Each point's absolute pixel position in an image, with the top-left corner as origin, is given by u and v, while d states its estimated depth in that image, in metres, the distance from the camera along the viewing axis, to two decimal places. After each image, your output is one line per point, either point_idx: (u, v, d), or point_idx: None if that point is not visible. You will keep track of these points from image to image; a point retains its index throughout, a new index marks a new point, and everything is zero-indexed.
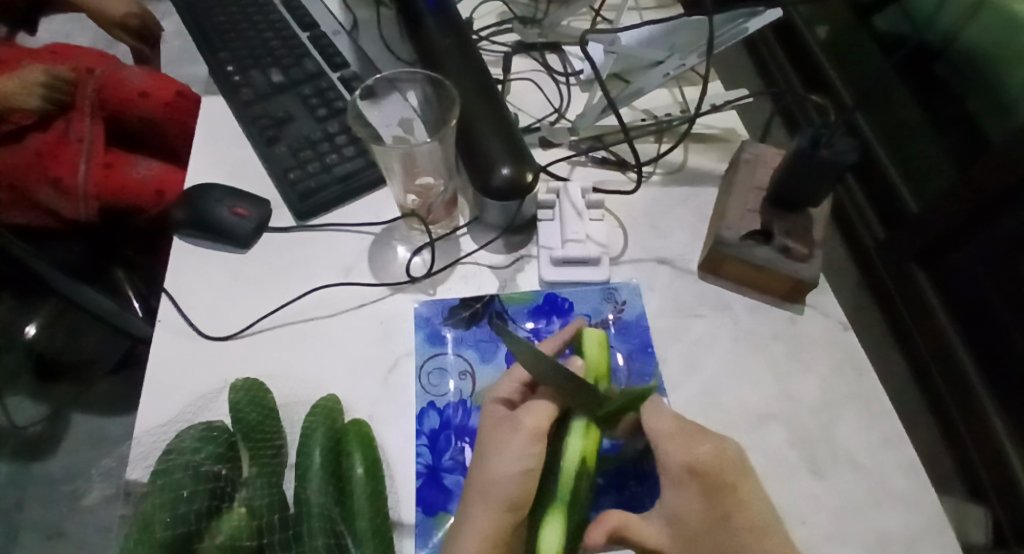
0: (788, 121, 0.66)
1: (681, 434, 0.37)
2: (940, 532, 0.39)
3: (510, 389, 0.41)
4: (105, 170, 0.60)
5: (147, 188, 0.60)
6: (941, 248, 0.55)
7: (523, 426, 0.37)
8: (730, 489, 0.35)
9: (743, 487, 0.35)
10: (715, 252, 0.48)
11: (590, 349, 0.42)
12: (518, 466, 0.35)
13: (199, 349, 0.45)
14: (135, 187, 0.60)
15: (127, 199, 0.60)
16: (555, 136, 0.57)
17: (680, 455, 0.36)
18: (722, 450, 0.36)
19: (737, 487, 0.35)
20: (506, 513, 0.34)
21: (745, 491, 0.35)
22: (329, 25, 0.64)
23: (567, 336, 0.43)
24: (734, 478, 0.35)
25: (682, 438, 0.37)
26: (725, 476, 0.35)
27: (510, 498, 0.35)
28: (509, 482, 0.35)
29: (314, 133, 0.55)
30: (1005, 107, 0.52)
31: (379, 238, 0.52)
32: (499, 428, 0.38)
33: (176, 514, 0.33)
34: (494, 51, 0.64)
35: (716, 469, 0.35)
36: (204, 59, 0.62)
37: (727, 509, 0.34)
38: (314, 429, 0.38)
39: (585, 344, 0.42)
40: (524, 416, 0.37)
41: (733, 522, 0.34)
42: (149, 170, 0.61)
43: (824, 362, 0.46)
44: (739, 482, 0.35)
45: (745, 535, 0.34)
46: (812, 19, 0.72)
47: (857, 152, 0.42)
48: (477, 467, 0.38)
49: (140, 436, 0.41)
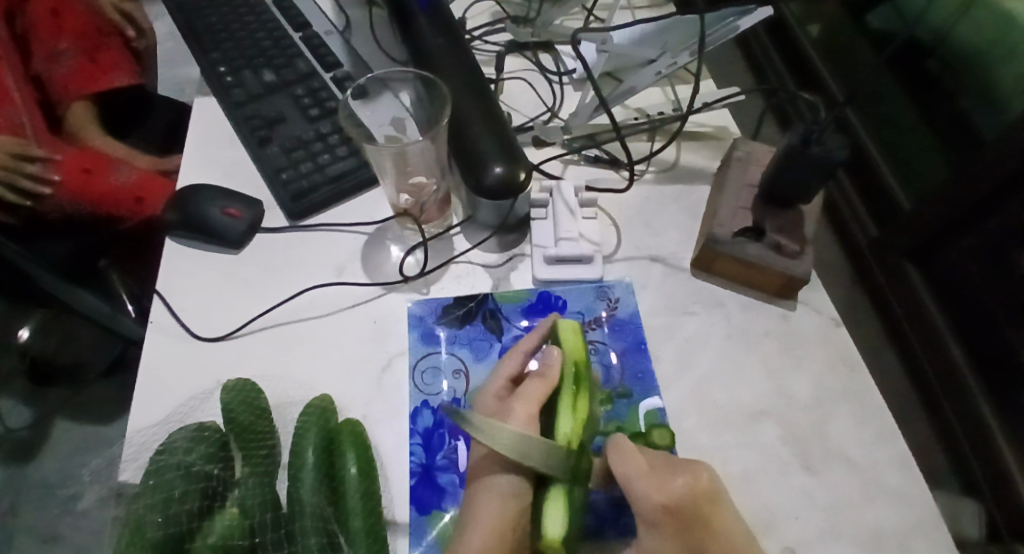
0: (780, 119, 0.67)
1: (651, 473, 0.35)
2: (934, 528, 0.39)
3: (496, 387, 0.41)
4: (83, 176, 0.61)
5: (127, 194, 0.61)
6: (934, 243, 0.56)
7: (515, 413, 0.37)
8: (705, 521, 0.34)
9: (717, 518, 0.34)
10: (708, 250, 0.48)
11: (567, 337, 0.41)
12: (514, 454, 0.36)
13: (192, 350, 0.45)
14: (116, 192, 0.62)
15: (108, 206, 0.61)
16: (548, 135, 0.57)
17: (653, 494, 0.34)
18: (694, 481, 0.35)
19: (711, 516, 0.34)
20: (508, 502, 0.35)
21: (718, 520, 0.34)
22: (322, 25, 0.64)
23: (543, 333, 0.43)
24: (709, 510, 0.34)
25: (654, 475, 0.35)
26: (700, 508, 0.34)
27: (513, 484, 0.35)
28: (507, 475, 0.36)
29: (306, 133, 0.55)
30: (999, 104, 0.53)
31: (372, 237, 0.52)
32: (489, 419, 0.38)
33: (167, 514, 0.33)
34: (487, 50, 0.64)
35: (689, 503, 0.34)
36: (196, 60, 0.61)
37: (700, 542, 0.33)
38: (306, 429, 0.37)
39: (562, 333, 0.42)
40: (515, 402, 0.38)
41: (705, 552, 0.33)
42: (130, 175, 0.62)
43: (817, 357, 0.46)
44: (713, 511, 0.34)
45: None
46: (804, 17, 0.72)
47: (847, 147, 0.42)
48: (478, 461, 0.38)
49: (133, 435, 0.41)
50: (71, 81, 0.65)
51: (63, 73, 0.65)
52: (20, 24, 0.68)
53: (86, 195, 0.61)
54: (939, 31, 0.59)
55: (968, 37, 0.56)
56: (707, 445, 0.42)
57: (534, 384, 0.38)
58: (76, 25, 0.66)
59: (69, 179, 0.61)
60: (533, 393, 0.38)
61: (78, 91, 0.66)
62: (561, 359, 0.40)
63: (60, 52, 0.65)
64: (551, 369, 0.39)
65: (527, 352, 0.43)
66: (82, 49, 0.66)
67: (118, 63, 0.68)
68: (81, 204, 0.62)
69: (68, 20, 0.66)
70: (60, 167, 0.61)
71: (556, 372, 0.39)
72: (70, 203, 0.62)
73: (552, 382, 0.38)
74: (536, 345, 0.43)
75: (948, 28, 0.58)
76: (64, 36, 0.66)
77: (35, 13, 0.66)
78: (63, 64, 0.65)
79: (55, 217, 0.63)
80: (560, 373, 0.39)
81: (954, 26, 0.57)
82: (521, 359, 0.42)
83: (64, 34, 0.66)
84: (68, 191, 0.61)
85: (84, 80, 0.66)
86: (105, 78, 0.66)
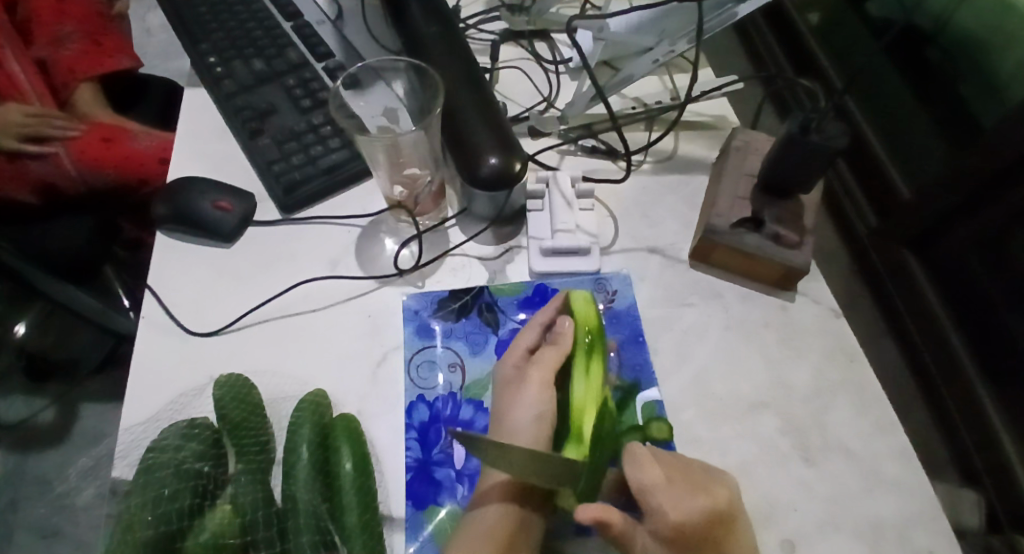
0: (779, 108, 0.67)
1: (667, 487, 0.35)
2: (933, 520, 0.39)
3: (515, 357, 0.42)
4: (103, 145, 0.62)
5: (150, 156, 0.63)
6: (934, 231, 0.56)
7: (529, 380, 0.41)
8: (714, 544, 0.34)
9: (728, 540, 0.35)
10: (706, 241, 0.47)
11: (578, 307, 0.43)
12: (532, 413, 0.39)
13: (184, 345, 0.44)
14: (138, 156, 0.63)
15: (131, 170, 0.62)
16: (544, 125, 0.56)
17: (668, 511, 0.34)
18: (713, 506, 0.35)
19: (721, 540, 0.34)
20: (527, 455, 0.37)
21: (728, 543, 0.34)
22: (313, 14, 0.63)
23: (557, 305, 0.44)
24: (720, 533, 0.35)
25: (672, 490, 0.35)
26: (711, 534, 0.34)
27: (528, 444, 0.38)
28: (525, 431, 0.39)
29: (298, 125, 0.54)
30: (998, 90, 0.53)
31: (366, 230, 0.51)
32: (509, 384, 0.41)
33: (158, 513, 0.33)
34: (481, 39, 0.63)
35: (701, 529, 0.34)
36: (186, 51, 0.61)
37: None
38: (301, 424, 0.37)
39: (574, 304, 0.44)
40: (531, 370, 0.41)
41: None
42: (149, 141, 0.64)
43: (817, 349, 0.45)
44: (724, 533, 0.35)
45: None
46: (802, 5, 0.72)
47: (848, 135, 0.42)
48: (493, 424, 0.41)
49: (122, 433, 0.40)
50: (76, 63, 0.64)
51: (69, 56, 0.64)
52: (20, 12, 0.68)
53: (108, 163, 0.62)
54: (941, 17, 0.58)
55: (966, 26, 0.55)
56: (705, 438, 0.41)
57: (548, 351, 0.42)
58: (80, 12, 0.66)
59: (89, 151, 0.62)
60: (548, 358, 0.42)
61: (83, 73, 0.64)
62: (572, 328, 0.42)
63: (65, 36, 0.65)
64: (564, 337, 0.43)
65: (542, 325, 0.44)
66: (86, 33, 0.65)
67: (121, 48, 0.67)
68: (102, 173, 0.62)
69: (71, 6, 0.67)
70: (79, 140, 0.62)
71: (569, 340, 0.42)
72: (92, 173, 0.62)
73: (565, 350, 0.42)
74: (550, 317, 0.44)
75: (948, 15, 0.57)
76: (68, 21, 0.65)
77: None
78: (67, 47, 0.64)
79: (72, 191, 0.64)
80: (573, 341, 0.42)
81: (954, 13, 0.57)
82: (536, 331, 0.44)
83: (68, 19, 0.65)
84: (89, 161, 0.62)
85: (91, 63, 0.64)
86: (110, 61, 0.65)
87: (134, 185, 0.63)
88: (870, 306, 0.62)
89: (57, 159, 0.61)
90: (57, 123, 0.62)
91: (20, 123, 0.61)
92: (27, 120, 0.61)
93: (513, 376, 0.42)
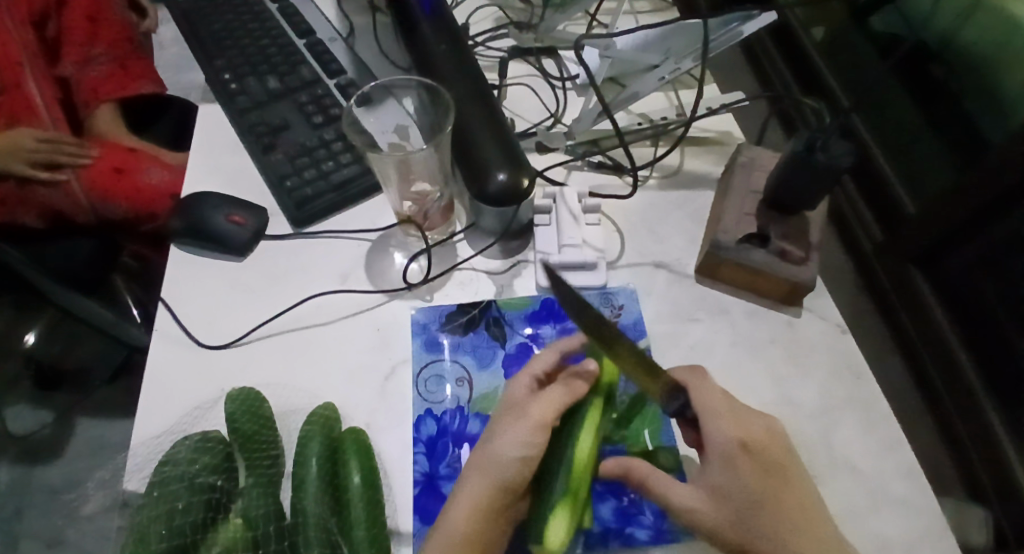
0: (784, 124, 0.67)
1: (731, 413, 0.38)
2: (941, 537, 0.39)
3: (524, 384, 0.41)
4: (116, 176, 0.62)
5: (160, 192, 0.62)
6: (939, 248, 0.57)
7: (530, 415, 0.38)
8: (777, 465, 0.37)
9: (791, 468, 0.37)
10: (712, 257, 0.48)
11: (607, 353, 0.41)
12: (518, 453, 0.37)
13: (195, 358, 0.45)
14: (149, 191, 0.62)
15: (140, 203, 0.62)
16: (551, 141, 0.57)
17: (732, 431, 0.37)
18: (771, 429, 0.38)
19: (786, 467, 0.37)
20: (497, 492, 0.36)
21: (791, 469, 0.37)
22: (325, 31, 0.64)
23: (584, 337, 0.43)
24: (783, 458, 0.37)
25: (733, 415, 0.38)
26: (774, 452, 0.37)
27: (508, 482, 0.36)
28: (508, 470, 0.37)
29: (310, 140, 0.55)
30: (1004, 108, 0.54)
31: (375, 244, 0.52)
32: (509, 411, 0.39)
33: (172, 526, 0.33)
34: (490, 56, 0.64)
35: (764, 447, 0.37)
36: (201, 68, 0.62)
37: (776, 488, 0.36)
38: (311, 437, 0.38)
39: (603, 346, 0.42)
40: (532, 405, 0.39)
41: (784, 509, 0.35)
42: (162, 175, 0.63)
43: (823, 365, 0.46)
44: (785, 459, 0.37)
45: (796, 517, 0.35)
46: (808, 21, 0.73)
47: (852, 154, 0.42)
48: (481, 444, 0.39)
49: (136, 447, 0.41)
50: (100, 85, 0.66)
51: (94, 77, 0.66)
52: (51, 27, 0.68)
53: (117, 194, 0.62)
54: (946, 34, 0.60)
55: (972, 39, 0.57)
56: None
57: (557, 389, 0.39)
58: (110, 33, 0.68)
59: (100, 180, 0.62)
60: (557, 396, 0.39)
61: (106, 94, 0.66)
62: (592, 379, 0.40)
63: (93, 57, 0.67)
64: (579, 380, 0.40)
65: (561, 353, 0.43)
66: (116, 56, 0.67)
67: (146, 71, 0.67)
68: (113, 205, 0.62)
69: (102, 28, 0.68)
70: (93, 168, 0.62)
71: (583, 385, 0.39)
72: (102, 203, 0.63)
73: (576, 394, 0.39)
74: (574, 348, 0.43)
75: (953, 32, 0.59)
76: (98, 42, 0.67)
77: (70, 17, 0.67)
78: (94, 69, 0.67)
79: (82, 219, 0.64)
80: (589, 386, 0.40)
81: (959, 30, 0.58)
82: (554, 357, 0.43)
83: (99, 41, 0.67)
84: (100, 191, 0.62)
85: (114, 85, 0.66)
86: (133, 85, 0.67)
87: (143, 218, 0.63)
88: (876, 322, 0.63)
89: (67, 186, 0.62)
90: (69, 150, 0.62)
91: (30, 150, 0.61)
92: (39, 145, 0.61)
93: (516, 406, 0.40)
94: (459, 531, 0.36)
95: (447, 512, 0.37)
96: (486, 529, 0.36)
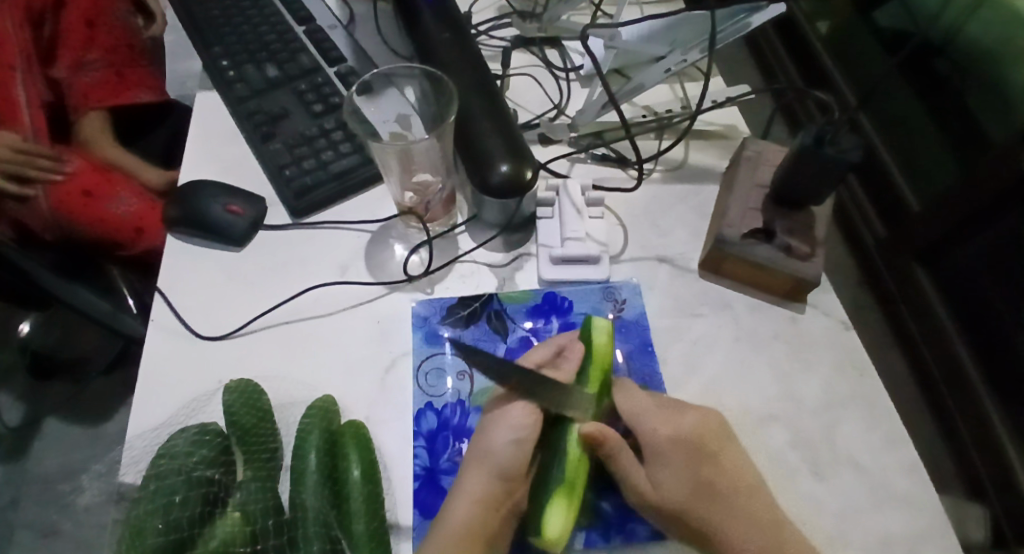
0: (789, 120, 0.67)
1: (659, 411, 0.40)
2: (945, 535, 0.38)
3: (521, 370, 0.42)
4: (83, 200, 0.63)
5: (126, 224, 0.63)
6: (943, 244, 0.57)
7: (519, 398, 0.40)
8: (710, 454, 0.39)
9: (724, 454, 0.40)
10: (716, 252, 0.47)
11: (599, 338, 0.42)
12: (511, 436, 0.38)
13: (193, 350, 0.44)
14: (115, 221, 0.63)
15: (105, 231, 0.63)
16: (554, 132, 0.56)
17: (661, 428, 0.40)
18: (704, 420, 0.40)
19: (720, 453, 0.40)
20: (495, 481, 0.37)
21: (726, 456, 0.40)
22: (325, 19, 0.63)
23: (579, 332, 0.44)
24: (716, 447, 0.40)
25: (664, 412, 0.40)
26: (708, 444, 0.40)
27: (503, 467, 0.38)
28: (503, 455, 0.38)
29: (309, 129, 0.54)
30: (1004, 105, 0.53)
31: (376, 235, 0.51)
32: (499, 401, 0.41)
33: (168, 520, 0.33)
34: (492, 46, 0.63)
35: (696, 437, 0.40)
36: (198, 54, 0.61)
37: (709, 475, 0.39)
38: (309, 430, 0.37)
39: (595, 333, 0.42)
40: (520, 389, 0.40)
41: (721, 496, 0.39)
42: (129, 205, 0.63)
43: (826, 362, 0.45)
44: (720, 448, 0.40)
45: (732, 497, 0.39)
46: (814, 15, 0.72)
47: (861, 149, 0.42)
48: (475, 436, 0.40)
49: (133, 439, 0.40)
50: (92, 92, 0.66)
51: (87, 82, 0.66)
52: (48, 28, 0.66)
53: (83, 219, 0.63)
54: (949, 30, 0.59)
55: (976, 35, 0.57)
56: None
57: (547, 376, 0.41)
58: (109, 38, 0.67)
59: (68, 202, 0.63)
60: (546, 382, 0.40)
61: (96, 102, 0.66)
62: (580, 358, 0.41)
63: (86, 62, 0.65)
64: (567, 363, 0.42)
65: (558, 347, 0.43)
66: (112, 63, 0.66)
67: (142, 80, 0.69)
68: (78, 227, 0.63)
69: (100, 32, 0.66)
70: (64, 186, 0.63)
71: (572, 367, 0.41)
72: (67, 224, 0.63)
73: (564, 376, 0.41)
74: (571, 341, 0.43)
75: (958, 26, 0.58)
76: (94, 47, 0.66)
77: (67, 19, 0.65)
78: (88, 74, 0.66)
79: (46, 234, 0.64)
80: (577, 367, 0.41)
81: (965, 23, 0.57)
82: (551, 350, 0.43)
83: (94, 46, 0.66)
84: (66, 212, 0.63)
85: (106, 93, 0.66)
86: (126, 95, 0.67)
87: (107, 244, 0.64)
88: (880, 319, 0.63)
89: (32, 200, 0.63)
90: (43, 165, 0.62)
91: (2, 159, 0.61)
92: (9, 155, 0.61)
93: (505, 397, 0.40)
94: (455, 517, 0.37)
95: (448, 507, 0.38)
96: (485, 515, 0.36)
